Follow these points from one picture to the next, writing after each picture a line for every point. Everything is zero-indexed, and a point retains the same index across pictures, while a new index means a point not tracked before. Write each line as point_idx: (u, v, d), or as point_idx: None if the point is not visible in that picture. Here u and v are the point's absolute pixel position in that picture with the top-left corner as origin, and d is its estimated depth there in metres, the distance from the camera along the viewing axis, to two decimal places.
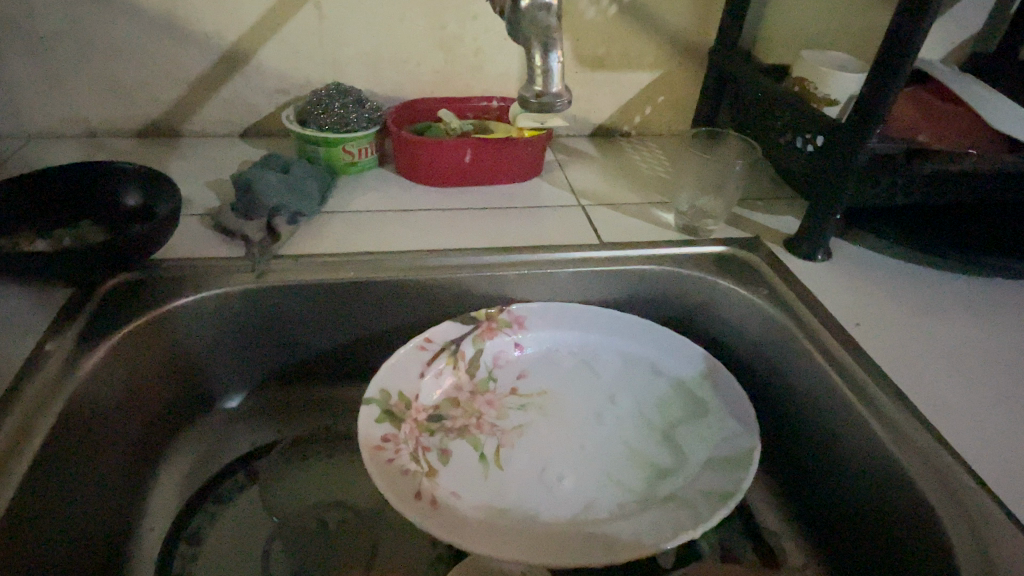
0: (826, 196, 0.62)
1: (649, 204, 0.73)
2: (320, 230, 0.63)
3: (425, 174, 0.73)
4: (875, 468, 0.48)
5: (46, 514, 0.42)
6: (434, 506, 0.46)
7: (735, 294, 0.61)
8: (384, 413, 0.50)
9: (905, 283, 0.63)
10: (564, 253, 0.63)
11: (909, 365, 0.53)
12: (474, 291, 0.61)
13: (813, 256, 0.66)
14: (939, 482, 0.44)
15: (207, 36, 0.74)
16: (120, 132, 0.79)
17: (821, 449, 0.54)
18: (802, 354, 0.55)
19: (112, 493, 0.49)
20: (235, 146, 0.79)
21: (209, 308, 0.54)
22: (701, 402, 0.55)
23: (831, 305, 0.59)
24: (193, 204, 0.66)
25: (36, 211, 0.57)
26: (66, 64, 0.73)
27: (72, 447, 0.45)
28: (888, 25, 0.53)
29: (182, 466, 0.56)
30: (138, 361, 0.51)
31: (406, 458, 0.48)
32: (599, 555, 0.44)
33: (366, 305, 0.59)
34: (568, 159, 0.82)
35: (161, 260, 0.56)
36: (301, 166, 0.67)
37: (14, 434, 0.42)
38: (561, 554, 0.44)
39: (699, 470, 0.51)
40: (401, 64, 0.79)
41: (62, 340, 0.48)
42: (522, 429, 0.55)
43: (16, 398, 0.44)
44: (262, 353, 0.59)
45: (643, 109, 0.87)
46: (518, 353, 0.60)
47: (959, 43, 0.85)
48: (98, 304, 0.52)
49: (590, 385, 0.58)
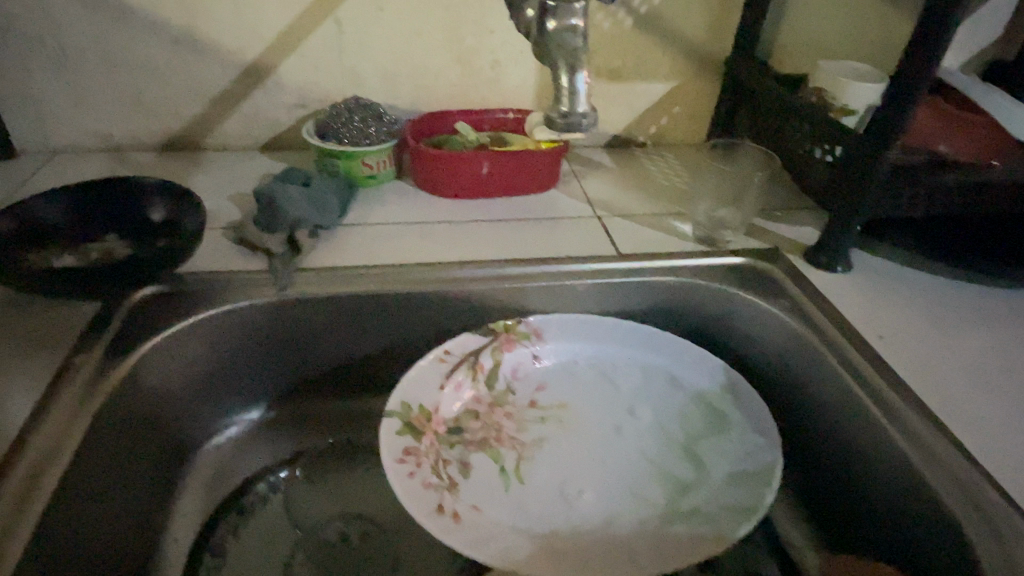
0: (846, 207, 0.62)
1: (666, 215, 0.73)
2: (340, 243, 0.64)
3: (442, 186, 0.74)
4: (899, 484, 0.47)
5: (76, 526, 0.43)
6: (456, 521, 0.46)
7: (754, 306, 0.61)
8: (405, 425, 0.51)
9: (928, 294, 0.63)
10: (582, 265, 0.63)
11: (933, 379, 0.53)
12: (492, 304, 0.62)
13: (833, 268, 0.65)
14: (966, 501, 0.43)
15: (229, 52, 0.75)
16: (143, 146, 0.81)
17: (844, 463, 0.53)
18: (823, 368, 0.55)
19: (138, 504, 0.50)
20: (255, 159, 0.80)
21: (232, 322, 0.55)
22: (722, 416, 0.55)
23: (853, 318, 0.59)
24: (215, 218, 0.67)
25: (64, 225, 0.58)
26: (93, 80, 0.75)
27: (101, 459, 0.46)
28: (909, 37, 0.53)
29: (205, 478, 0.57)
30: (164, 373, 0.52)
31: (427, 471, 0.49)
32: None
33: (386, 318, 0.60)
34: (584, 169, 0.83)
35: (185, 274, 0.57)
36: (322, 180, 0.68)
37: (46, 447, 0.43)
38: None
39: (720, 485, 0.51)
40: (419, 78, 0.80)
41: (91, 353, 0.49)
42: (541, 442, 0.55)
43: (48, 412, 0.45)
44: (283, 366, 0.60)
45: (659, 119, 0.87)
46: (536, 365, 0.60)
47: (980, 50, 0.85)
48: (125, 318, 0.53)
49: (609, 398, 0.58)
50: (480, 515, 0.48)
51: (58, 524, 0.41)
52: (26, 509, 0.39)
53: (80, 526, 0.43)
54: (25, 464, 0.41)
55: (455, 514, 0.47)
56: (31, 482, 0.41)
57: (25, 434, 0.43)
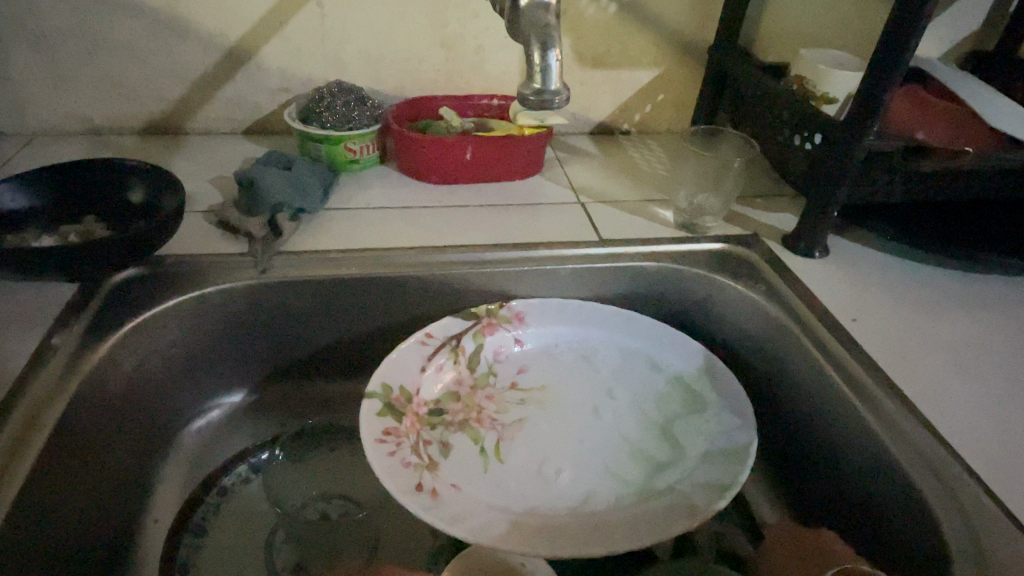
0: (824, 193, 0.63)
1: (648, 202, 0.74)
2: (322, 227, 0.64)
3: (426, 172, 0.74)
4: (869, 462, 0.48)
5: (54, 504, 0.43)
6: (434, 498, 0.47)
7: (732, 291, 0.62)
8: (386, 406, 0.51)
9: (903, 280, 0.64)
10: (564, 250, 0.64)
11: (904, 360, 0.54)
12: (475, 288, 0.62)
13: (810, 253, 0.66)
14: (934, 476, 0.44)
15: (210, 35, 0.75)
16: (123, 130, 0.80)
17: (817, 443, 0.54)
18: (798, 350, 0.56)
19: (118, 484, 0.50)
20: (238, 144, 0.80)
21: (213, 304, 0.55)
22: (699, 397, 0.56)
23: (828, 301, 0.60)
24: (196, 201, 0.66)
25: (42, 207, 0.58)
26: (71, 63, 0.74)
27: (79, 439, 0.46)
28: (884, 25, 0.53)
29: (186, 460, 0.57)
30: (143, 355, 0.52)
31: (406, 450, 0.49)
32: (597, 546, 0.45)
33: (367, 301, 0.60)
34: (568, 156, 0.83)
35: (165, 257, 0.57)
36: (304, 164, 0.68)
37: (23, 425, 0.43)
38: (560, 546, 0.45)
39: (697, 463, 0.52)
40: (403, 63, 0.80)
41: (69, 335, 0.49)
42: (521, 423, 0.56)
43: (24, 391, 0.45)
44: (265, 349, 0.60)
45: (643, 107, 0.87)
46: (517, 348, 0.61)
47: (959, 40, 0.86)
48: (103, 300, 0.53)
49: (589, 380, 0.59)
50: (459, 493, 0.48)
51: (36, 502, 0.41)
52: (3, 485, 0.39)
53: (58, 504, 0.43)
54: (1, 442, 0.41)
55: (434, 492, 0.47)
56: (8, 459, 0.41)
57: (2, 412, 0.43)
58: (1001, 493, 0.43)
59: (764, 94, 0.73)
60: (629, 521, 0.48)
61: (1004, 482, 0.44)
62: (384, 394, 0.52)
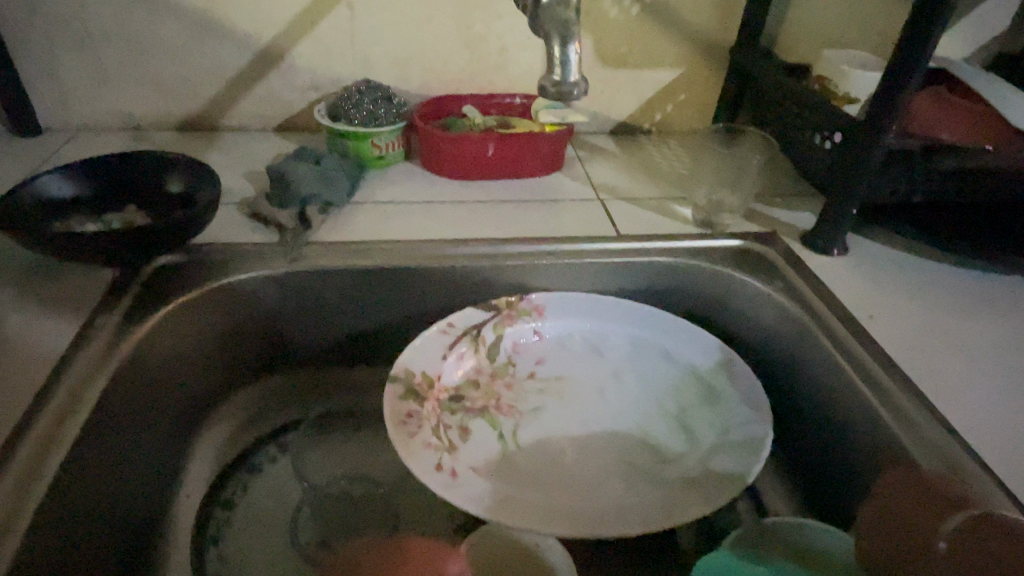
0: (842, 192, 0.63)
1: (667, 199, 0.75)
2: (349, 220, 0.67)
3: (449, 168, 0.76)
4: (883, 456, 0.49)
5: (96, 471, 0.46)
6: (454, 477, 0.49)
7: (749, 287, 0.62)
8: (408, 391, 0.53)
9: (921, 279, 0.64)
10: (583, 244, 0.65)
11: (920, 357, 0.54)
12: (495, 280, 0.64)
13: (829, 251, 0.66)
14: (944, 468, 0.45)
15: (245, 35, 0.78)
16: (161, 125, 0.84)
17: (830, 437, 0.55)
18: (814, 345, 0.56)
19: (153, 457, 0.53)
20: (269, 140, 0.83)
21: (245, 290, 0.58)
22: (715, 391, 0.56)
23: (845, 298, 0.60)
24: (229, 193, 0.69)
25: (88, 196, 0.61)
26: (114, 61, 0.78)
27: (119, 413, 0.49)
28: (904, 25, 0.54)
29: (216, 438, 0.59)
30: (180, 337, 0.55)
31: (427, 433, 0.51)
32: (609, 528, 0.46)
33: (390, 290, 0.62)
34: (589, 154, 0.84)
35: (201, 245, 0.60)
36: (333, 159, 0.70)
37: (68, 399, 0.45)
38: (573, 526, 0.46)
39: (710, 452, 0.53)
40: (429, 63, 0.82)
41: (112, 315, 0.52)
42: (538, 412, 0.57)
43: (71, 366, 0.47)
44: (292, 335, 0.62)
45: (664, 106, 0.88)
46: (536, 339, 0.62)
47: (985, 42, 0.85)
48: (144, 284, 0.56)
49: (607, 372, 0.60)
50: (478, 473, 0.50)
51: (79, 469, 0.44)
52: (51, 451, 0.42)
53: (98, 473, 0.46)
54: (50, 411, 0.44)
55: (454, 471, 0.49)
56: (55, 427, 0.43)
57: (50, 384, 0.46)
58: (1014, 488, 0.43)
59: (785, 93, 0.73)
60: (642, 505, 0.49)
61: (1017, 478, 0.44)
62: (405, 379, 0.54)
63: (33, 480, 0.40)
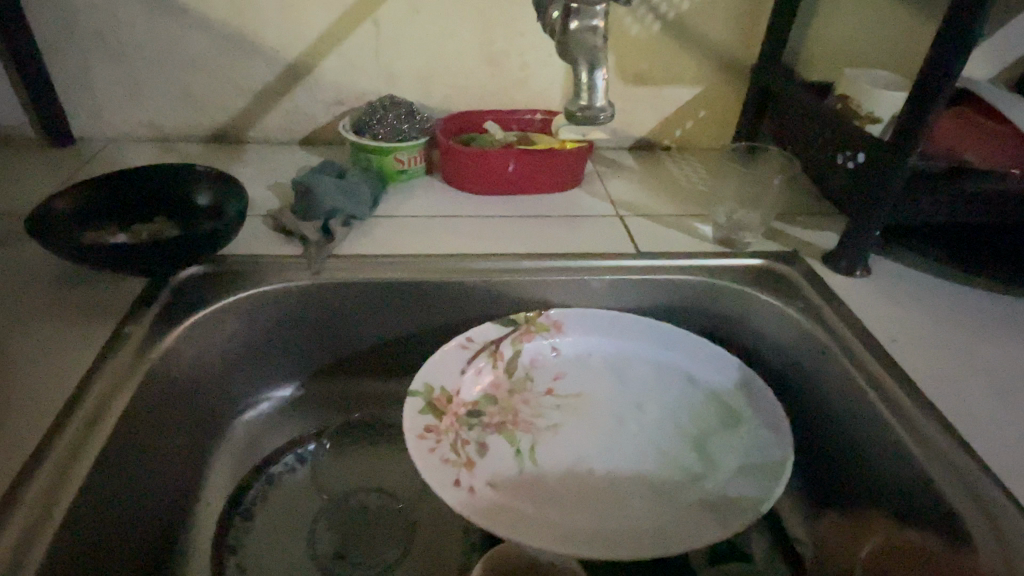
0: (865, 212, 0.63)
1: (686, 217, 0.75)
2: (370, 233, 0.67)
3: (470, 183, 0.76)
4: (909, 484, 0.48)
5: (122, 477, 0.46)
6: (472, 494, 0.49)
7: (770, 306, 0.62)
8: (427, 405, 0.53)
9: (946, 302, 0.63)
10: (602, 261, 0.65)
11: (945, 382, 0.53)
12: (514, 295, 0.64)
13: (851, 272, 0.66)
14: (970, 497, 0.44)
15: (273, 51, 0.80)
16: (189, 137, 0.86)
17: (851, 461, 0.54)
18: (835, 367, 0.56)
19: (175, 464, 0.54)
20: (293, 153, 0.84)
21: (268, 301, 0.59)
22: (735, 413, 0.56)
23: (867, 320, 0.60)
24: (254, 206, 0.71)
25: (120, 207, 0.63)
26: (146, 74, 0.80)
27: (144, 420, 0.50)
28: (930, 46, 0.54)
29: (237, 448, 0.60)
30: (204, 347, 0.56)
31: (445, 448, 0.51)
32: (626, 550, 0.46)
33: (410, 304, 0.62)
34: (608, 171, 0.85)
35: (227, 257, 0.61)
36: (356, 173, 0.71)
37: (97, 406, 0.46)
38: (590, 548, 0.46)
39: (730, 477, 0.52)
40: (451, 78, 0.83)
41: (140, 324, 0.53)
42: (556, 428, 0.57)
43: (100, 373, 0.48)
44: (313, 346, 0.63)
45: (684, 123, 0.89)
46: (555, 356, 0.62)
47: (1012, 62, 0.84)
48: (171, 294, 0.57)
49: (625, 391, 0.60)
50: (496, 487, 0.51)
51: (104, 477, 0.45)
52: (79, 457, 0.43)
53: (122, 480, 0.47)
54: (79, 417, 0.45)
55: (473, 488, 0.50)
56: (82, 435, 0.44)
57: (78, 393, 0.47)
58: None
59: (807, 112, 0.73)
60: (661, 529, 0.49)
61: None
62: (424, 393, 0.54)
63: (61, 485, 0.41)
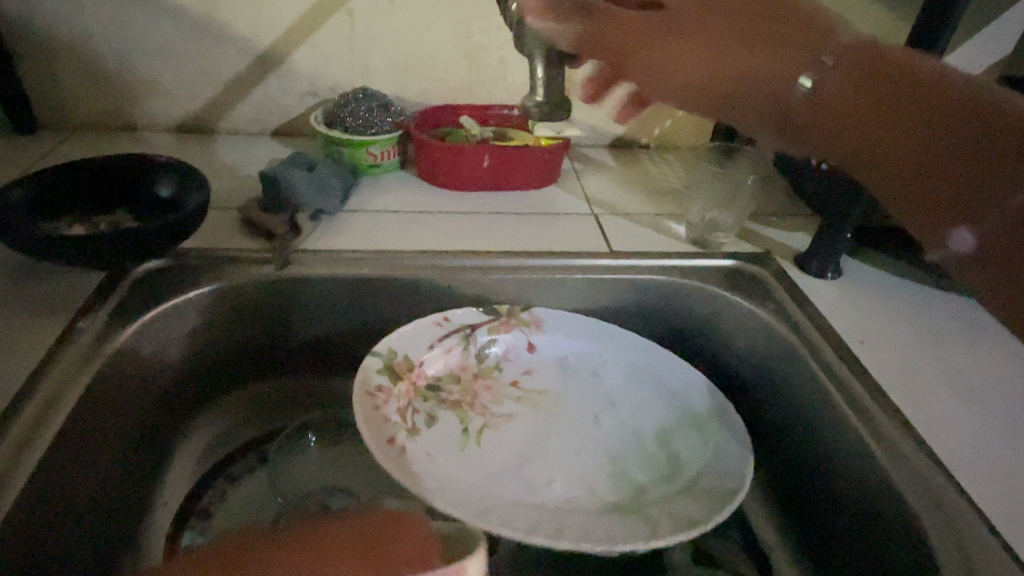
0: (836, 216, 0.63)
1: (660, 216, 0.75)
2: (340, 228, 0.66)
3: (444, 176, 0.75)
4: (868, 487, 0.48)
5: (72, 476, 0.45)
6: (403, 453, 0.50)
7: (739, 307, 0.62)
8: (383, 369, 0.54)
9: (914, 306, 0.63)
10: (574, 260, 0.64)
11: (909, 385, 0.54)
12: (484, 293, 0.63)
13: (822, 274, 0.66)
14: (929, 501, 0.44)
15: (244, 40, 0.78)
16: (157, 127, 0.83)
17: (815, 463, 0.54)
18: (802, 370, 0.56)
19: (131, 464, 0.52)
20: (265, 145, 0.83)
21: (229, 296, 0.58)
22: (697, 424, 0.55)
23: (836, 322, 0.60)
24: (221, 198, 0.69)
25: (77, 199, 0.61)
26: (113, 61, 0.78)
27: (96, 418, 0.48)
28: None
29: (197, 445, 0.59)
30: (163, 343, 0.55)
31: (390, 410, 0.52)
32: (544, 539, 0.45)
33: (378, 301, 0.61)
34: (585, 168, 0.84)
35: (190, 250, 0.60)
36: (326, 166, 0.70)
37: (45, 403, 0.45)
38: (509, 530, 0.45)
39: (674, 486, 0.51)
40: (428, 72, 0.82)
41: (95, 318, 0.52)
42: (510, 418, 0.57)
43: (51, 369, 0.47)
44: (277, 343, 0.62)
45: (662, 121, 0.88)
46: (529, 352, 0.61)
47: (987, 66, 0.85)
48: (129, 288, 0.55)
49: (592, 389, 0.59)
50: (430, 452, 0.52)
51: (53, 474, 0.43)
52: (25, 455, 0.42)
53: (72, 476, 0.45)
54: (27, 414, 0.44)
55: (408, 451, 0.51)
56: (30, 433, 0.43)
57: (27, 389, 0.45)
58: (1000, 524, 0.43)
59: None
60: (580, 524, 0.48)
61: (1004, 514, 0.44)
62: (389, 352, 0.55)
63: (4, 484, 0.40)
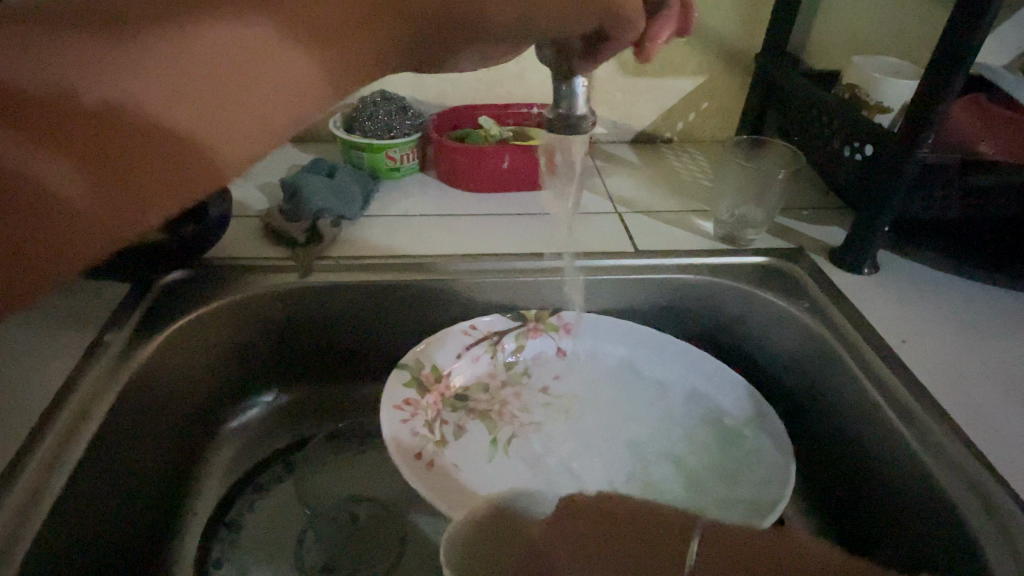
0: (873, 209, 0.60)
1: (687, 213, 0.73)
2: (360, 233, 0.66)
3: (462, 180, 0.75)
4: (914, 496, 0.45)
5: (103, 494, 0.45)
6: (430, 469, 0.48)
7: (774, 307, 0.59)
8: (413, 379, 0.53)
9: (952, 301, 0.61)
10: (601, 260, 0.63)
11: (955, 383, 0.51)
12: (514, 297, 0.62)
13: (859, 268, 0.64)
14: (984, 511, 0.41)
15: None
16: None
17: (856, 471, 0.51)
18: (840, 370, 0.53)
19: (167, 474, 0.53)
20: (286, 152, 0.82)
21: (248, 305, 0.57)
22: (732, 429, 0.53)
23: (876, 321, 0.57)
24: (244, 207, 0.69)
25: None
26: None
27: (126, 433, 0.48)
28: (938, 40, 0.51)
29: (227, 455, 0.59)
30: (188, 354, 0.54)
31: (420, 423, 0.51)
32: None
33: (398, 304, 0.60)
34: (608, 166, 0.83)
35: (213, 258, 0.60)
36: (347, 171, 0.70)
37: (71, 419, 0.44)
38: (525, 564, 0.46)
39: (715, 505, 0.49)
40: (446, 73, 0.81)
41: (118, 332, 0.51)
42: (539, 425, 0.56)
43: (72, 390, 0.46)
44: (307, 352, 0.62)
45: (686, 115, 0.86)
46: (562, 358, 0.60)
47: None
48: (157, 296, 0.55)
49: (630, 392, 0.58)
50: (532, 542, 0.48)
51: (81, 496, 0.43)
52: (54, 474, 0.41)
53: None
54: (53, 433, 0.43)
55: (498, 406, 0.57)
56: (58, 447, 0.43)
57: (56, 402, 0.45)
58: None
59: (812, 101, 0.70)
60: None
61: None
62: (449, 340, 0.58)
63: (35, 504, 0.39)
